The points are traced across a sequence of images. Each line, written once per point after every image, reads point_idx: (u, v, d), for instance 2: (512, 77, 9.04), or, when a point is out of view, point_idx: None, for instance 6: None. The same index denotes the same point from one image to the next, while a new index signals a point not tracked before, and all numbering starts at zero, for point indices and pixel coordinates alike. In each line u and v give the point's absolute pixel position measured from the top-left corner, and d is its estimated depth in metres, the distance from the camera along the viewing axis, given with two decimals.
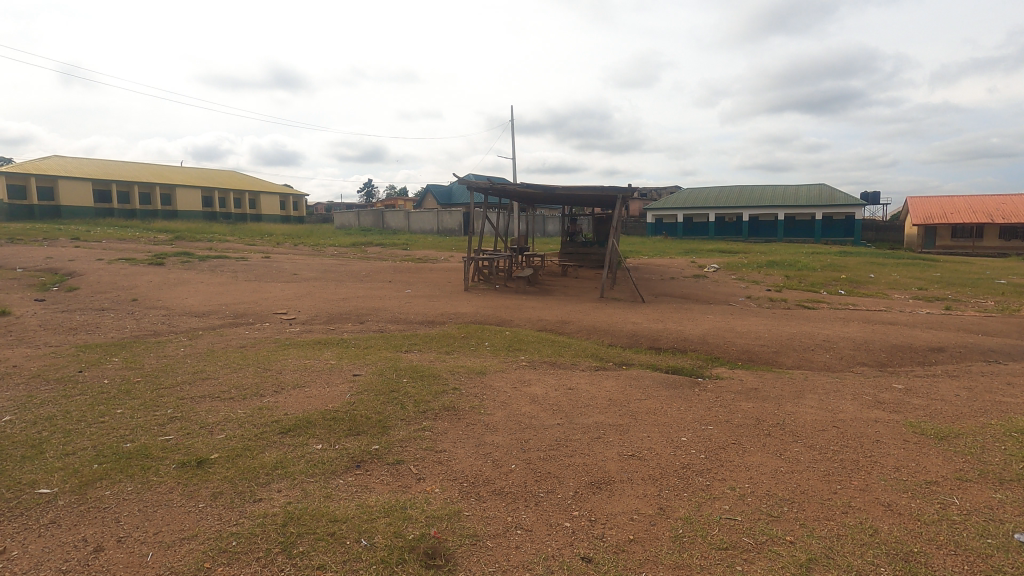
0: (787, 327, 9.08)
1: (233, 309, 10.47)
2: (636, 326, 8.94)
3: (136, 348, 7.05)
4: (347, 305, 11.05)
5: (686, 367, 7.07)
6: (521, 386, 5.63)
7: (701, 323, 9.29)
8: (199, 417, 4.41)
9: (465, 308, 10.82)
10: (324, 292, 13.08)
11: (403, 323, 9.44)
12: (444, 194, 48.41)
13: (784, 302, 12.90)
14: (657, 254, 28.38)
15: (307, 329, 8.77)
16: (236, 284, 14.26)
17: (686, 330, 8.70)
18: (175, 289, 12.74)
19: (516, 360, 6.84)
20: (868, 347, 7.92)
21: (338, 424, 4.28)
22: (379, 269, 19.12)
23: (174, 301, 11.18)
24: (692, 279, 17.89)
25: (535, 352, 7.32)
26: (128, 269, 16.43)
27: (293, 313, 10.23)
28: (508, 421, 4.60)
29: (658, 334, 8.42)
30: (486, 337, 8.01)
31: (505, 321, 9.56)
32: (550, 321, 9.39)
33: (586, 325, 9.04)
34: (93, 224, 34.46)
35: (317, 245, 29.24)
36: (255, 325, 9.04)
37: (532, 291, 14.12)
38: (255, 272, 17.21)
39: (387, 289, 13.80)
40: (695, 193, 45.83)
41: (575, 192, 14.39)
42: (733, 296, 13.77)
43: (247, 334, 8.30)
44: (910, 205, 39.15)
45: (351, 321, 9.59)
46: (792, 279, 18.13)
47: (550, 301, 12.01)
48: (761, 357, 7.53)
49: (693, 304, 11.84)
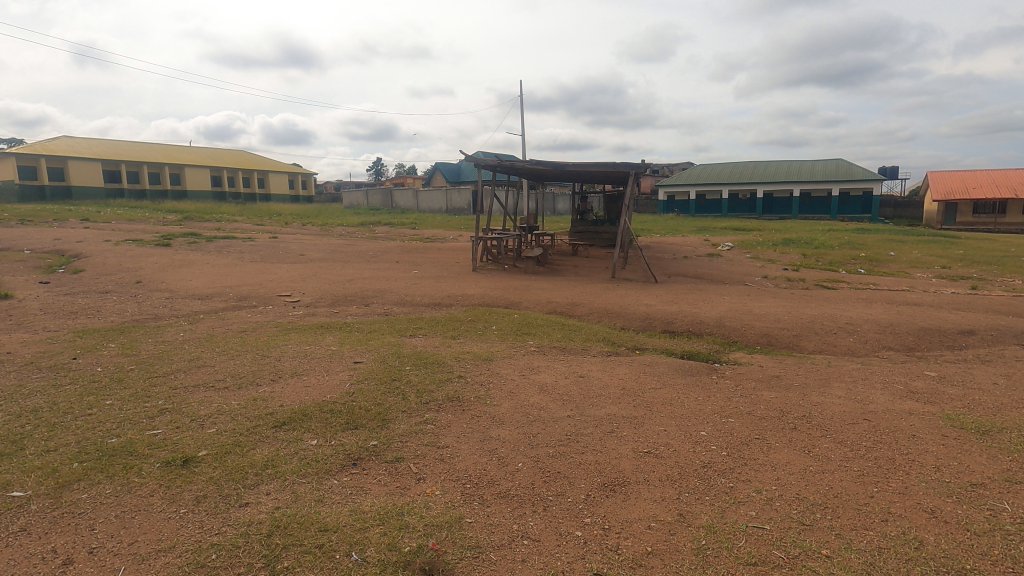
0: (808, 309, 8.69)
1: (237, 291, 10.28)
2: (649, 308, 8.63)
3: (134, 333, 6.87)
4: (352, 287, 10.82)
5: (702, 352, 6.78)
6: (529, 374, 5.38)
7: (716, 304, 8.96)
8: (191, 409, 4.19)
9: (473, 289, 10.55)
10: (330, 273, 12.83)
11: (409, 306, 9.18)
12: (453, 173, 47.88)
13: (802, 282, 12.49)
14: (669, 232, 27.92)
15: (310, 312, 8.54)
16: (241, 265, 14.09)
17: (702, 312, 8.36)
18: (180, 271, 12.59)
19: (524, 345, 6.56)
20: (894, 330, 7.55)
21: (336, 417, 4.05)
22: (387, 249, 18.87)
23: (179, 283, 11.00)
24: (706, 258, 17.45)
25: (544, 336, 7.03)
26: (134, 250, 16.31)
27: (298, 295, 9.99)
28: (515, 412, 4.34)
29: (672, 317, 8.09)
30: (494, 320, 7.72)
31: (513, 303, 9.28)
32: (561, 303, 9.09)
33: (597, 307, 8.75)
34: (103, 204, 34.48)
35: (325, 225, 29.02)
36: (257, 309, 8.83)
37: (542, 271, 13.79)
38: (261, 252, 17.02)
39: (394, 270, 13.55)
40: (708, 169, 44.89)
41: (586, 169, 13.93)
42: (750, 276, 13.37)
43: (249, 317, 8.10)
44: (931, 179, 38.05)
45: (356, 304, 9.34)
46: (809, 258, 17.64)
47: (561, 282, 11.68)
48: (781, 341, 7.20)
49: (709, 285, 11.47)
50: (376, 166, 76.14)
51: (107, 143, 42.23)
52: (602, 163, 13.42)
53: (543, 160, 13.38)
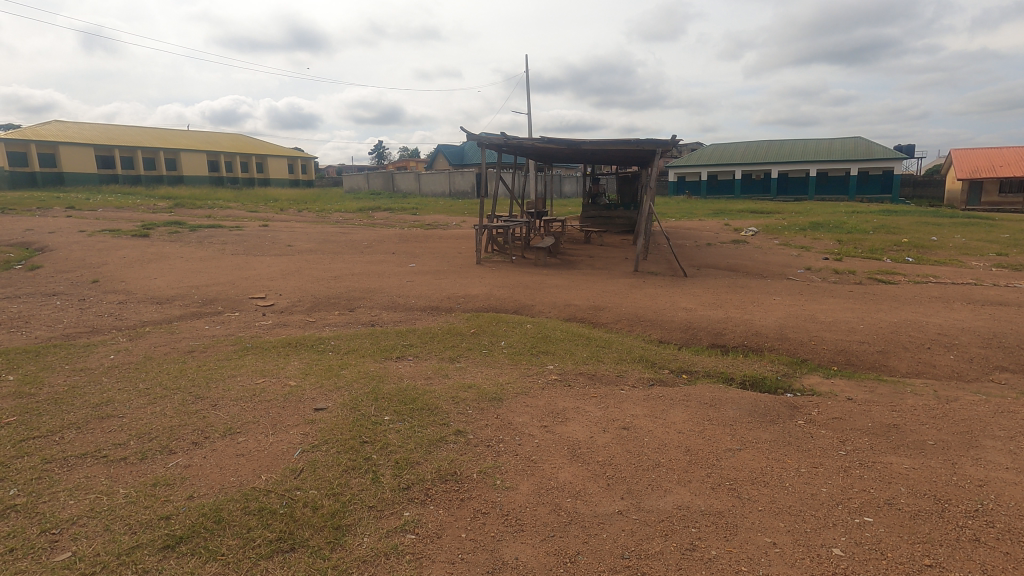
0: (881, 313, 7.18)
1: (203, 293, 8.86)
2: (689, 314, 7.13)
3: (50, 357, 5.44)
4: (338, 286, 9.38)
5: (768, 379, 5.33)
6: (554, 424, 3.94)
7: (769, 307, 7.48)
8: (49, 507, 2.78)
9: (476, 288, 9.07)
10: (315, 267, 11.37)
11: (400, 312, 7.71)
12: (455, 155, 46.11)
13: (851, 275, 10.96)
14: (684, 216, 26.34)
15: (281, 323, 7.10)
16: (219, 258, 12.65)
17: (755, 318, 6.88)
18: (148, 267, 11.16)
19: (542, 372, 5.11)
20: (1002, 343, 6.04)
21: (264, 526, 2.63)
22: (383, 237, 17.39)
23: (140, 283, 9.58)
24: (732, 245, 15.91)
25: (567, 357, 5.57)
26: (107, 242, 14.91)
27: (273, 298, 8.56)
28: (538, 505, 2.91)
29: (722, 326, 6.61)
30: (502, 334, 6.27)
31: (524, 307, 7.80)
32: (582, 306, 7.61)
33: (627, 312, 7.28)
34: (95, 191, 33.15)
35: (321, 212, 27.52)
36: (221, 317, 7.40)
37: (554, 264, 12.27)
38: (245, 243, 15.56)
39: (389, 264, 12.07)
40: (722, 147, 42.97)
41: (603, 148, 12.31)
42: (788, 267, 11.85)
43: (206, 331, 6.66)
44: (956, 156, 36.10)
45: (338, 309, 7.88)
46: (845, 244, 16.07)
47: (578, 277, 10.20)
48: (863, 361, 5.74)
49: (748, 280, 9.95)
50: (378, 148, 74.08)
51: (98, 127, 40.70)
52: (623, 140, 11.79)
53: (555, 137, 11.74)
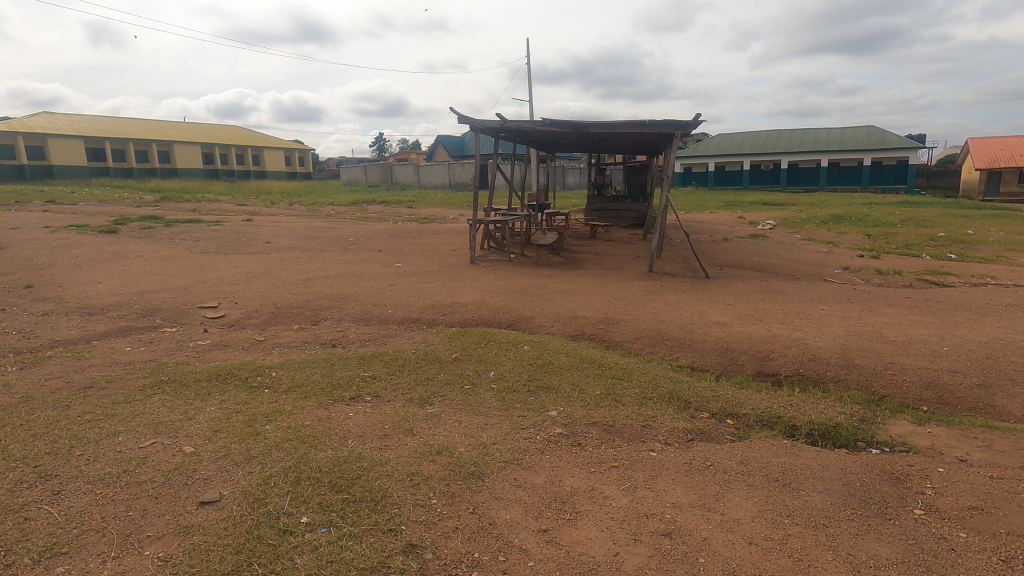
0: (960, 329, 5.80)
1: (145, 302, 7.54)
2: (725, 330, 5.77)
3: None
4: (305, 292, 8.05)
5: (844, 428, 3.99)
6: (560, 528, 2.61)
7: (819, 320, 6.12)
8: None
9: (466, 294, 7.74)
10: (288, 269, 10.04)
11: (371, 328, 6.37)
12: (455, 146, 44.53)
13: (895, 276, 9.56)
14: (693, 209, 24.89)
15: (221, 343, 5.75)
16: (184, 258, 11.31)
17: (806, 337, 5.52)
18: (97, 269, 9.80)
19: (542, 423, 3.77)
20: None
21: None
22: (372, 233, 16.02)
23: (78, 290, 8.24)
24: (751, 241, 14.52)
25: (573, 397, 4.24)
26: (67, 239, 13.53)
27: (226, 308, 7.26)
28: None
29: (769, 349, 5.24)
30: (492, 361, 4.93)
31: (522, 320, 6.48)
32: (592, 319, 6.26)
33: (647, 327, 5.94)
34: (83, 185, 31.77)
35: (313, 205, 26.09)
36: (152, 335, 6.07)
37: (557, 263, 10.91)
38: (220, 240, 14.20)
39: (372, 263, 10.72)
40: (730, 137, 41.38)
41: (612, 132, 10.87)
42: (821, 266, 10.48)
43: (123, 355, 5.32)
44: (973, 144, 34.59)
45: (297, 324, 6.54)
46: (875, 239, 14.67)
47: (585, 280, 8.84)
48: (961, 399, 4.39)
49: (782, 283, 8.58)
50: (378, 140, 72.29)
51: (88, 118, 39.26)
52: (636, 123, 10.35)
53: (558, 120, 10.31)
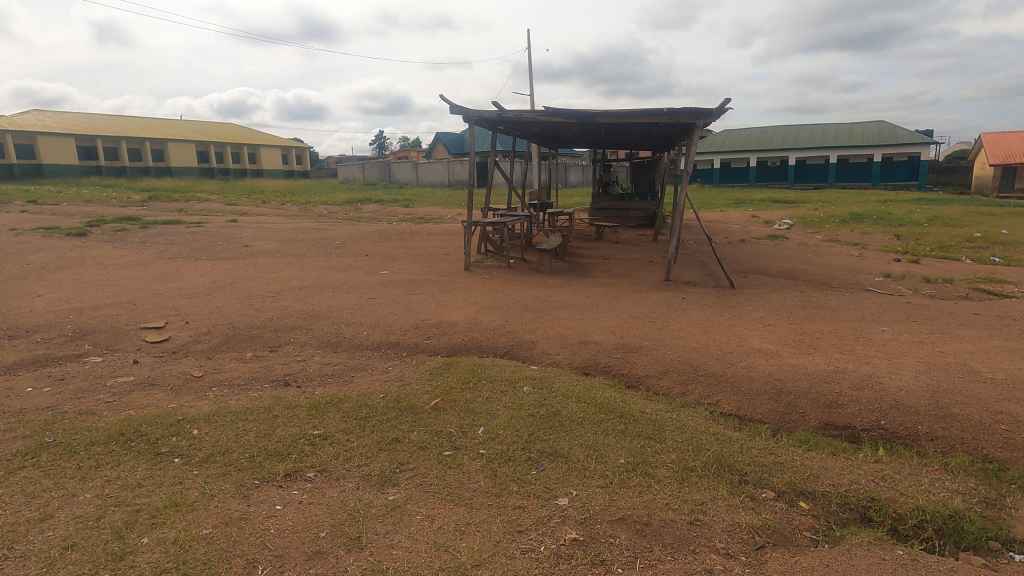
0: None
1: (80, 322, 6.42)
2: (773, 362, 4.64)
3: None
4: (270, 308, 6.93)
5: (969, 521, 2.85)
6: None
7: (886, 348, 4.97)
8: None
9: (455, 310, 6.61)
10: (260, 278, 8.92)
11: (338, 357, 5.25)
12: (454, 143, 43.33)
13: (944, 285, 8.41)
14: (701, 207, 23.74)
15: (147, 381, 4.62)
16: (149, 265, 10.18)
17: (877, 372, 4.38)
18: (45, 280, 8.68)
19: (548, 523, 2.64)
20: None
21: None
22: (363, 235, 14.88)
23: (11, 307, 7.12)
24: (771, 243, 13.38)
25: (589, 471, 3.11)
26: (30, 244, 12.43)
27: (172, 330, 6.13)
28: None
29: (838, 392, 4.08)
30: (482, 411, 3.80)
31: (521, 346, 5.35)
32: (606, 346, 5.12)
33: (675, 357, 4.80)
34: (70, 185, 30.59)
35: (306, 205, 24.93)
36: (68, 368, 4.95)
37: (561, 269, 9.80)
38: (196, 244, 13.07)
39: (355, 271, 9.60)
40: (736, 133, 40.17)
41: (623, 123, 9.69)
42: (858, 273, 9.33)
43: (17, 400, 4.19)
44: (986, 139, 33.37)
45: (251, 353, 5.43)
46: (905, 241, 13.48)
47: (594, 292, 7.70)
48: None
49: (820, 295, 7.45)
50: (377, 138, 70.96)
51: (78, 116, 38.13)
52: (651, 113, 9.17)
53: (562, 110, 9.17)
